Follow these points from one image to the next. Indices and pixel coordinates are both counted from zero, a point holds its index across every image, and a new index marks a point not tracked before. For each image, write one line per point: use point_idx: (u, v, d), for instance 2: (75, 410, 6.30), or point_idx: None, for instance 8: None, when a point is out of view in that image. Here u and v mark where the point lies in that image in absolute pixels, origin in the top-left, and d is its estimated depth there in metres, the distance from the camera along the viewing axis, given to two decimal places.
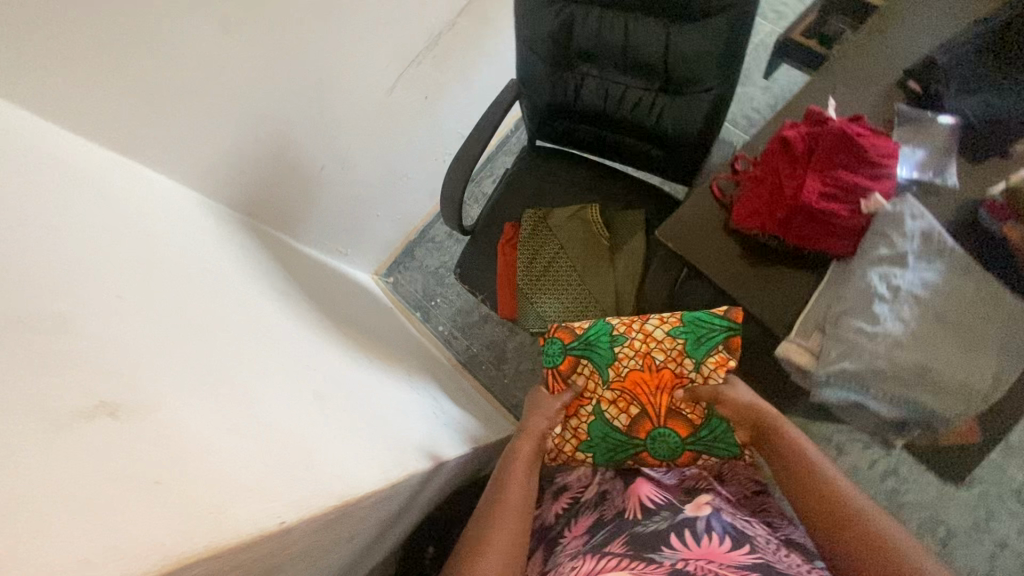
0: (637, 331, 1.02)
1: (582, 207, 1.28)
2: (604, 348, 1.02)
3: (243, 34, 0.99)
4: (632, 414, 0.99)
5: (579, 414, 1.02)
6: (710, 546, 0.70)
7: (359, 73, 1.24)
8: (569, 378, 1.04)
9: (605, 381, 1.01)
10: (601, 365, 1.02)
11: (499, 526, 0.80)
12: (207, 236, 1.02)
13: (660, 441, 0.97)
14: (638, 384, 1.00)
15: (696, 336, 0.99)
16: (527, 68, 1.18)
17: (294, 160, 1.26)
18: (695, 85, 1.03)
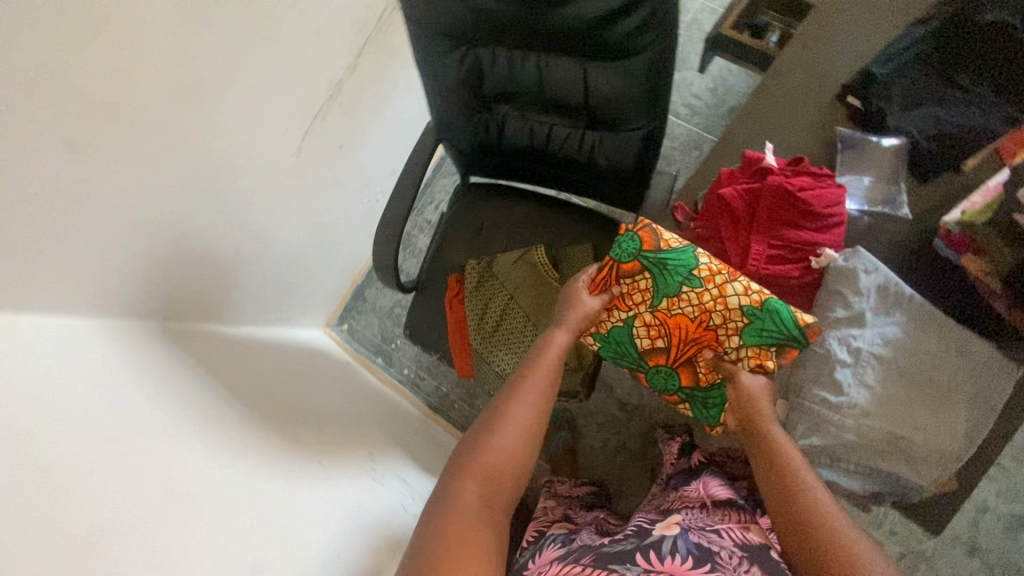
0: (713, 285, 0.71)
1: (528, 250, 1.19)
2: (675, 280, 0.72)
3: (107, 149, 0.85)
4: (656, 345, 0.77)
5: (613, 315, 0.77)
6: (673, 563, 0.63)
7: (259, 146, 1.10)
8: (623, 282, 0.75)
9: (653, 308, 0.74)
10: (662, 294, 0.73)
11: (496, 439, 0.70)
12: (112, 376, 0.90)
13: (659, 374, 0.79)
14: (678, 328, 0.74)
15: (757, 325, 0.69)
16: (441, 115, 1.06)
17: (204, 251, 1.13)
18: (625, 123, 0.93)
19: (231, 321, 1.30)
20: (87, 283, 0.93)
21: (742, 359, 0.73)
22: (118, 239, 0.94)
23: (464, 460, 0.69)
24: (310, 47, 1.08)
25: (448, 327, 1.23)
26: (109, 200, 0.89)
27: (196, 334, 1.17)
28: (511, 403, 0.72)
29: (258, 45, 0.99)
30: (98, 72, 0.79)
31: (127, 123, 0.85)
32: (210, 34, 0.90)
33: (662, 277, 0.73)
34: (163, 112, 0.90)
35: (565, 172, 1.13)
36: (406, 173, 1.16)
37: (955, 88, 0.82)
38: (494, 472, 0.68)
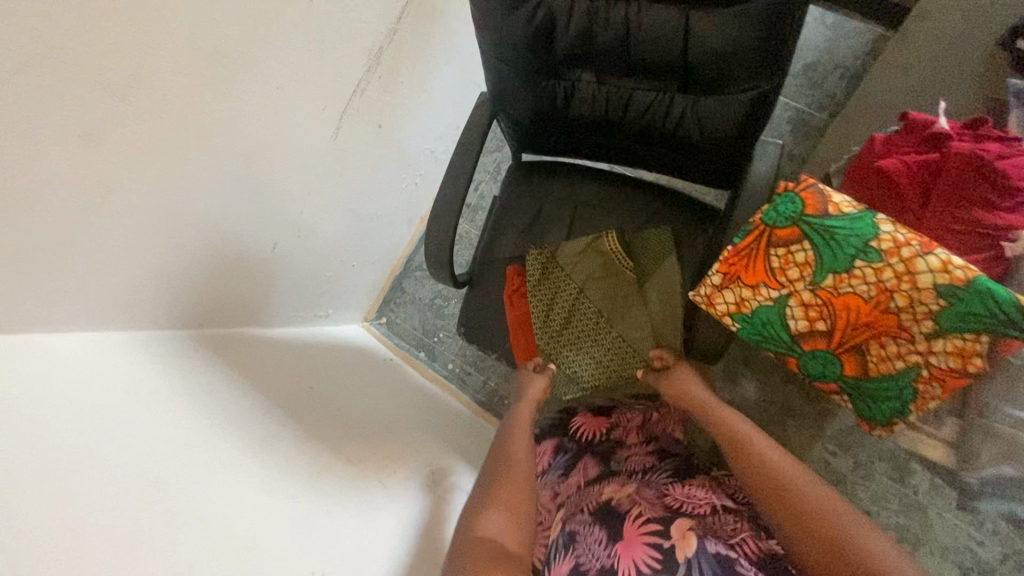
0: (898, 259, 0.57)
1: (601, 239, 1.07)
2: (846, 250, 0.59)
3: (124, 134, 0.72)
4: (814, 331, 0.62)
5: (758, 292, 0.64)
6: None
7: (296, 128, 0.97)
8: (778, 251, 0.62)
9: (814, 283, 0.61)
10: (826, 268, 0.60)
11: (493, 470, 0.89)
12: (148, 396, 0.81)
13: (814, 364, 0.65)
14: (848, 311, 0.60)
15: (964, 305, 0.54)
16: (500, 85, 0.92)
17: (239, 249, 1.01)
18: (731, 84, 0.78)
19: (270, 322, 1.20)
20: (116, 292, 0.83)
21: (935, 354, 0.58)
22: (145, 242, 0.83)
23: (476, 509, 0.81)
24: (348, 10, 0.93)
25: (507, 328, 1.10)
26: (135, 199, 0.77)
27: (234, 340, 1.06)
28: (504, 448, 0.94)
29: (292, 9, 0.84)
30: (113, 47, 0.66)
31: (149, 108, 0.73)
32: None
33: (826, 246, 0.60)
34: (190, 93, 0.77)
35: (643, 145, 0.98)
36: (459, 152, 1.02)
37: None
38: (503, 523, 0.78)
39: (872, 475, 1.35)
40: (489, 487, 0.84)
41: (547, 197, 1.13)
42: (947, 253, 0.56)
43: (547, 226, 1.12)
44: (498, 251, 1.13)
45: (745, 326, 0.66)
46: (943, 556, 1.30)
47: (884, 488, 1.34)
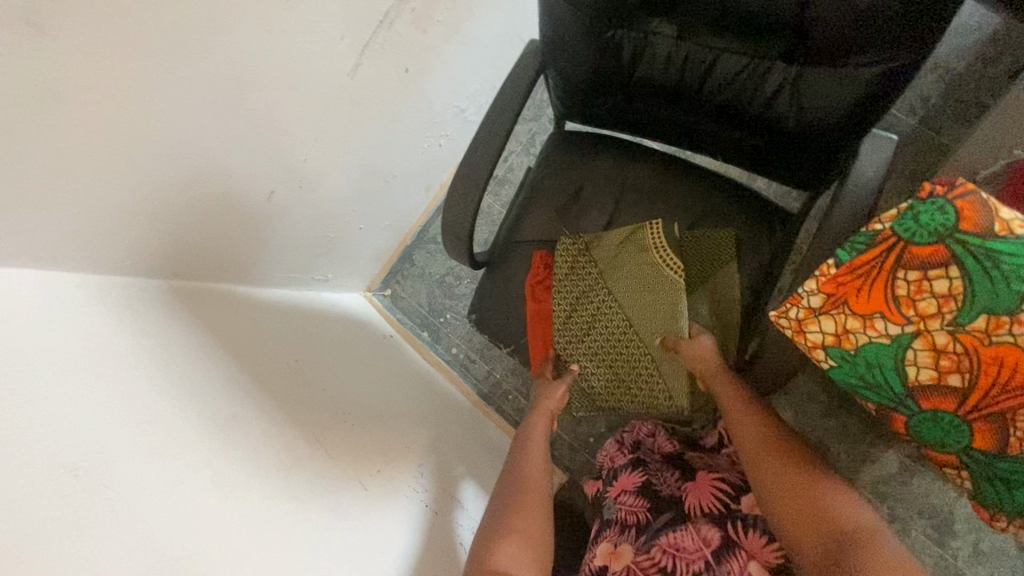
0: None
1: (647, 238, 0.87)
2: (1013, 283, 0.43)
3: (85, 29, 0.57)
4: (941, 386, 0.47)
5: (871, 325, 0.49)
6: None
7: (307, 56, 0.82)
8: (909, 276, 0.47)
9: (958, 322, 0.45)
10: (977, 306, 0.44)
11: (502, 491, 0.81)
12: (100, 352, 0.68)
13: (929, 426, 0.49)
14: (997, 364, 0.44)
15: None
16: (555, 31, 0.76)
17: (229, 194, 0.87)
18: (854, 54, 0.62)
19: (258, 282, 1.06)
20: (74, 230, 0.69)
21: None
22: (110, 173, 0.68)
23: (486, 540, 0.74)
24: None
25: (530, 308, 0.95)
26: (96, 116, 0.63)
27: (214, 297, 0.93)
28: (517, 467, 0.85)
29: None
30: None
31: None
32: None
33: (983, 276, 0.44)
34: None
35: (717, 125, 0.82)
36: (494, 110, 0.86)
37: None
38: (517, 557, 0.71)
39: (910, 530, 1.19)
40: (501, 514, 0.77)
41: (589, 176, 0.97)
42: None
43: (584, 209, 0.96)
44: (525, 233, 0.98)
45: (843, 366, 0.51)
46: None
47: (922, 546, 1.19)
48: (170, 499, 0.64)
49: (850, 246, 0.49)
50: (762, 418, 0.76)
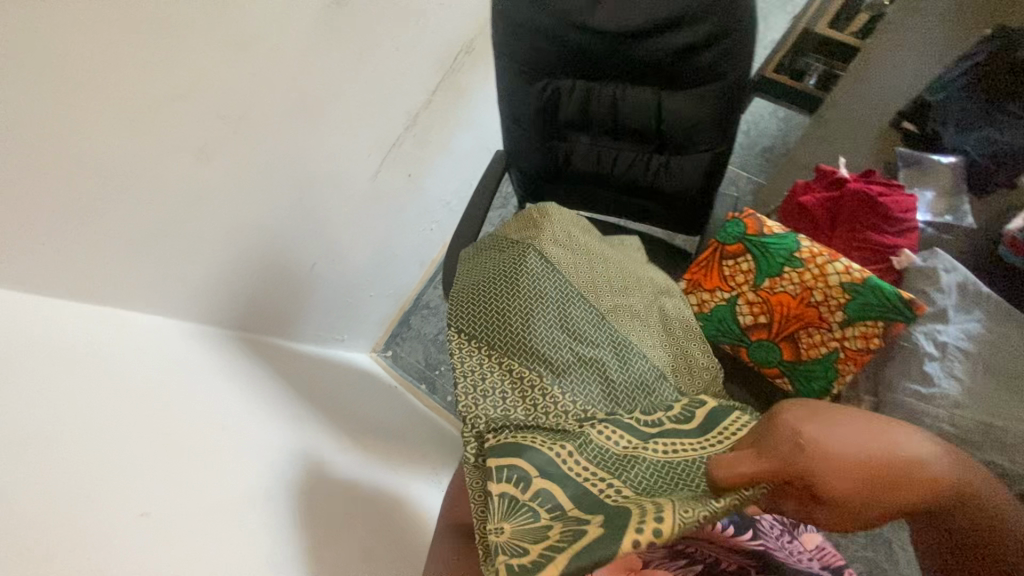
0: (814, 265, 0.76)
1: (554, 532, 0.54)
2: (776, 258, 0.78)
3: (220, 159, 0.92)
4: (759, 325, 0.80)
5: (715, 294, 0.82)
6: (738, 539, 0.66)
7: (343, 168, 1.18)
8: (729, 263, 0.82)
9: (756, 285, 0.79)
10: (763, 273, 0.78)
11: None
12: (204, 375, 0.95)
13: (761, 350, 0.81)
14: (781, 306, 0.78)
15: (862, 297, 0.73)
16: (513, 143, 1.17)
17: (284, 265, 1.19)
18: (695, 147, 1.02)
19: (296, 336, 1.35)
20: (188, 289, 1.00)
21: (848, 339, 0.75)
22: (219, 245, 1.01)
23: None
24: (401, 80, 1.18)
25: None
26: (222, 209, 0.97)
27: (267, 346, 1.21)
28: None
29: (361, 73, 1.07)
30: (236, 90, 0.87)
31: (246, 141, 0.94)
32: (327, 63, 0.99)
33: (762, 258, 0.79)
34: (279, 129, 0.98)
35: (625, 197, 1.21)
36: (476, 194, 1.24)
37: (1010, 115, 0.87)
38: None
39: None
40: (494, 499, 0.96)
41: None
42: (847, 261, 0.75)
43: None
44: None
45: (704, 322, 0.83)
46: None
47: None
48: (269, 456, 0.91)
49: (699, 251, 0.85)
50: (874, 424, 0.56)
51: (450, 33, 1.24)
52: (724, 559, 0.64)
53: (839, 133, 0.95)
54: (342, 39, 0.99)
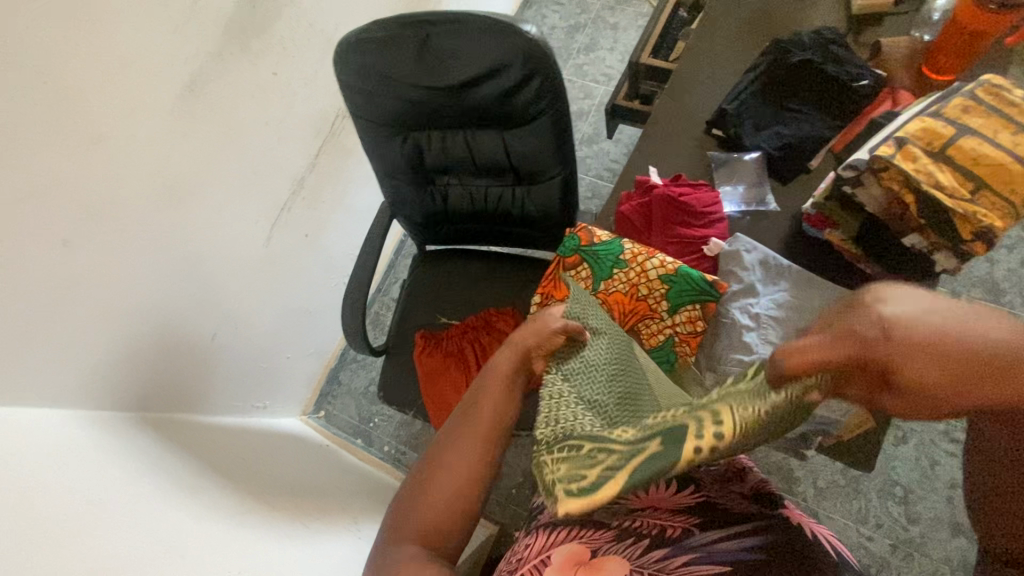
0: (636, 263, 0.85)
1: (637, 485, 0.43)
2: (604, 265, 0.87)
3: (92, 241, 0.96)
4: None
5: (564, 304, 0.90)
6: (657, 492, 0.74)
7: (231, 236, 1.24)
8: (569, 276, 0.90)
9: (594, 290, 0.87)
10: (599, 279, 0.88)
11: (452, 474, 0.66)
12: (94, 455, 0.95)
13: None
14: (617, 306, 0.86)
15: (679, 287, 0.83)
16: (393, 191, 1.26)
17: (183, 337, 1.22)
18: (545, 174, 1.13)
19: (207, 410, 1.35)
20: (78, 372, 1.00)
21: (677, 324, 0.84)
22: (102, 330, 1.03)
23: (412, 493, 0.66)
24: (275, 149, 1.25)
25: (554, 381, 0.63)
26: (98, 295, 1.00)
27: (173, 423, 1.21)
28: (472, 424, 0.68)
29: (230, 149, 1.14)
30: (93, 181, 0.92)
31: (113, 227, 0.98)
32: (189, 144, 1.06)
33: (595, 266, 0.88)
34: (146, 211, 1.03)
35: (505, 226, 1.31)
36: (366, 245, 1.30)
37: (793, 111, 1.00)
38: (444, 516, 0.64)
39: None
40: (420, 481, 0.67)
41: (443, 274, 1.42)
42: (663, 256, 0.85)
43: (446, 301, 1.39)
44: (409, 325, 1.38)
45: None
46: None
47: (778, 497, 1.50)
48: (165, 530, 0.90)
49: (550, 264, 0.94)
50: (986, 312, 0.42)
51: (321, 101, 1.33)
52: (668, 526, 0.67)
53: (663, 144, 1.06)
54: (203, 120, 1.06)
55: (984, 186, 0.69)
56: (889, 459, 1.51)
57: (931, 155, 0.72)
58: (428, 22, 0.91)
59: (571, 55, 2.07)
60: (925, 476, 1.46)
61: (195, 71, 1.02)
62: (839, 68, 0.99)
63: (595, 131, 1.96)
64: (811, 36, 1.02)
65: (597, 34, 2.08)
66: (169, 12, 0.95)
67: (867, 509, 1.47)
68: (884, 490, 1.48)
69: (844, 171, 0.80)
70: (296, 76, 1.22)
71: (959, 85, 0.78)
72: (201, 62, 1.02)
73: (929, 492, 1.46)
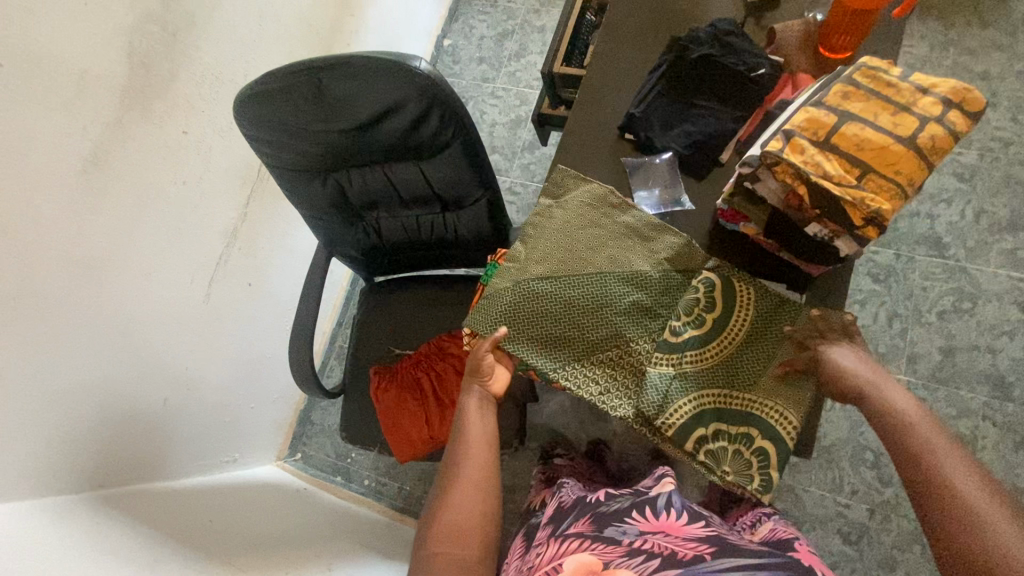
0: None
1: (752, 453, 0.75)
2: None
3: (15, 330, 0.93)
4: None
5: None
6: (668, 520, 0.82)
7: (167, 299, 1.22)
8: None
9: None
10: None
11: (463, 488, 0.83)
12: (50, 547, 0.93)
13: None
14: None
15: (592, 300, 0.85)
16: (325, 232, 1.25)
17: (134, 407, 1.20)
18: (469, 198, 1.12)
19: (172, 474, 1.33)
20: (24, 463, 0.97)
21: None
22: (40, 421, 1.00)
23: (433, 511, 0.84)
24: (198, 207, 1.24)
25: (549, 337, 0.84)
26: (29, 387, 0.97)
27: (135, 495, 1.19)
28: (460, 469, 0.84)
29: (147, 216, 1.12)
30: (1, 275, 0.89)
31: (31, 317, 0.96)
32: (102, 219, 1.04)
33: None
34: (66, 294, 1.01)
35: (444, 251, 1.30)
36: (306, 290, 1.29)
37: (699, 106, 1.00)
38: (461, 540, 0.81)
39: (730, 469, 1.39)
40: (438, 498, 0.84)
41: (391, 304, 1.41)
42: None
43: (398, 331, 1.39)
44: (365, 362, 1.38)
45: None
46: (821, 526, 1.46)
47: None
48: None
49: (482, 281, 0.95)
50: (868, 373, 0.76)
51: (242, 150, 1.31)
52: (679, 551, 0.73)
53: (579, 155, 1.06)
54: (112, 193, 1.04)
55: (869, 171, 0.70)
56: (858, 424, 1.52)
57: (818, 144, 0.73)
58: (315, 68, 0.89)
59: (503, 63, 2.06)
60: None
61: (95, 145, 0.99)
62: (737, 58, 0.99)
63: (534, 136, 1.95)
64: (706, 30, 1.02)
65: (525, 39, 2.07)
66: (58, 92, 0.92)
67: (842, 478, 1.49)
68: (856, 456, 1.49)
69: (742, 168, 0.80)
70: (208, 131, 1.21)
71: (841, 69, 0.78)
72: (103, 133, 1.00)
73: None
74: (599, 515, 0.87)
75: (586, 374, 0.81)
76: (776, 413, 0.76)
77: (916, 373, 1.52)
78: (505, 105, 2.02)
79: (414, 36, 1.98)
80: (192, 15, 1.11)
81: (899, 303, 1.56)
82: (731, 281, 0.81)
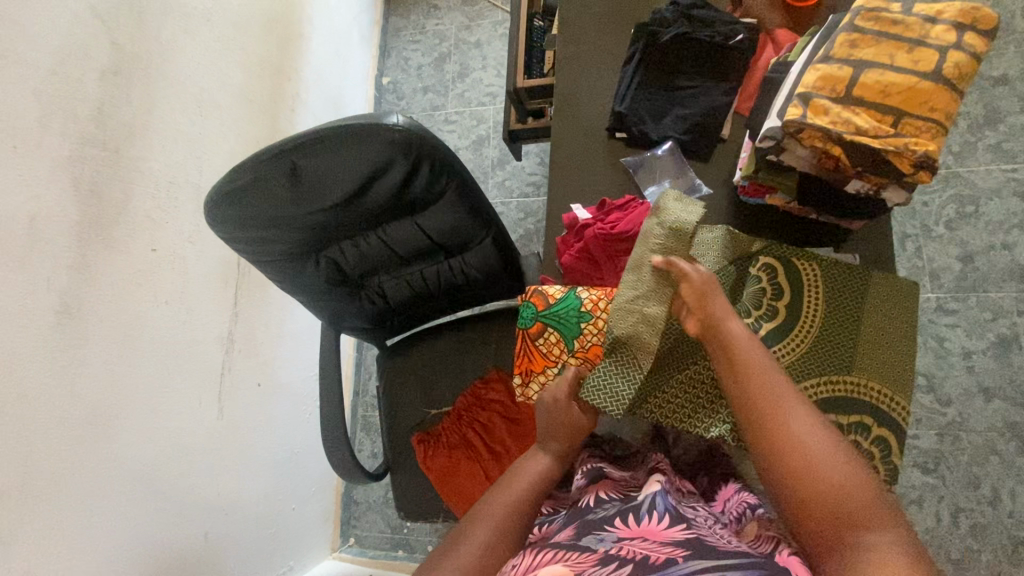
0: (599, 311, 0.84)
1: (869, 441, 0.73)
2: (573, 321, 0.85)
3: (30, 521, 0.84)
4: None
5: (547, 373, 0.87)
6: (648, 526, 0.63)
7: (180, 432, 1.12)
8: (544, 347, 0.87)
9: (570, 351, 0.86)
10: (569, 338, 0.85)
11: (483, 520, 0.66)
12: None
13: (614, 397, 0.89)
14: None
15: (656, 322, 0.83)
16: (329, 311, 1.17)
17: (177, 553, 1.10)
18: (474, 238, 1.05)
19: None
20: None
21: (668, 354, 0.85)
22: None
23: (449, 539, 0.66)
24: (188, 323, 1.14)
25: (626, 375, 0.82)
26: None
27: None
28: (488, 494, 0.71)
29: (137, 351, 1.03)
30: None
31: (42, 498, 0.86)
32: (90, 370, 0.94)
33: (563, 327, 0.86)
34: (75, 464, 0.91)
35: (456, 296, 1.24)
36: (323, 378, 1.20)
37: (685, 87, 0.96)
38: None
39: None
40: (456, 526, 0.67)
41: (413, 363, 1.33)
42: None
43: (428, 390, 1.31)
44: (403, 431, 1.30)
45: None
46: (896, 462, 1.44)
47: None
48: None
49: (520, 325, 0.89)
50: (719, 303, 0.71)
51: (216, 250, 1.22)
52: (651, 554, 0.56)
53: (576, 167, 1.01)
54: (95, 338, 0.95)
55: (902, 117, 0.66)
56: None
57: (841, 101, 0.69)
58: (285, 152, 0.80)
59: (449, 87, 2.00)
60: (939, 356, 1.46)
61: (62, 293, 0.90)
62: (709, 30, 0.95)
63: (501, 152, 1.90)
64: (670, 8, 0.97)
65: (464, 57, 2.01)
66: (9, 250, 0.82)
67: None
68: None
69: (762, 143, 0.76)
70: (177, 241, 1.12)
71: (835, 21, 0.74)
72: (68, 279, 0.91)
73: (948, 369, 1.47)
74: (582, 525, 0.66)
75: (670, 404, 0.80)
76: (879, 392, 0.75)
77: (942, 287, 1.51)
78: (463, 128, 1.95)
79: (353, 82, 1.91)
80: (129, 125, 1.02)
81: (905, 224, 1.56)
82: (788, 261, 0.79)
